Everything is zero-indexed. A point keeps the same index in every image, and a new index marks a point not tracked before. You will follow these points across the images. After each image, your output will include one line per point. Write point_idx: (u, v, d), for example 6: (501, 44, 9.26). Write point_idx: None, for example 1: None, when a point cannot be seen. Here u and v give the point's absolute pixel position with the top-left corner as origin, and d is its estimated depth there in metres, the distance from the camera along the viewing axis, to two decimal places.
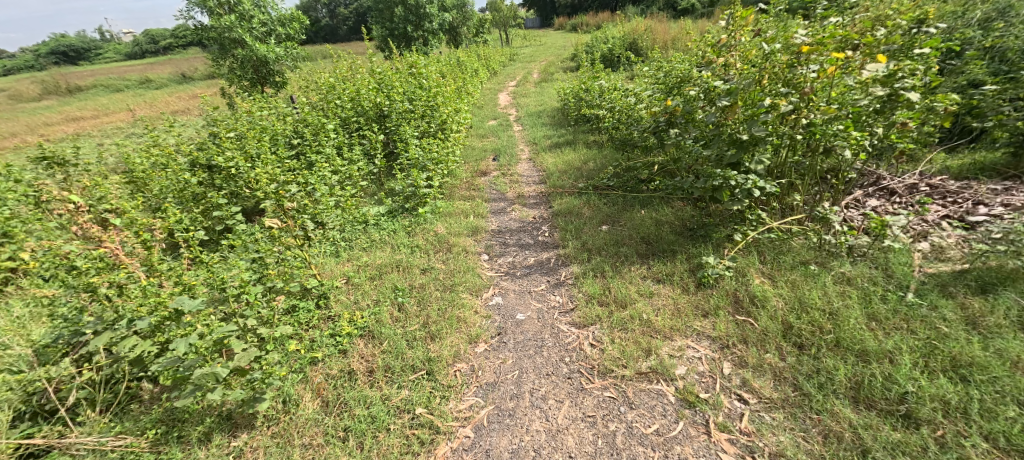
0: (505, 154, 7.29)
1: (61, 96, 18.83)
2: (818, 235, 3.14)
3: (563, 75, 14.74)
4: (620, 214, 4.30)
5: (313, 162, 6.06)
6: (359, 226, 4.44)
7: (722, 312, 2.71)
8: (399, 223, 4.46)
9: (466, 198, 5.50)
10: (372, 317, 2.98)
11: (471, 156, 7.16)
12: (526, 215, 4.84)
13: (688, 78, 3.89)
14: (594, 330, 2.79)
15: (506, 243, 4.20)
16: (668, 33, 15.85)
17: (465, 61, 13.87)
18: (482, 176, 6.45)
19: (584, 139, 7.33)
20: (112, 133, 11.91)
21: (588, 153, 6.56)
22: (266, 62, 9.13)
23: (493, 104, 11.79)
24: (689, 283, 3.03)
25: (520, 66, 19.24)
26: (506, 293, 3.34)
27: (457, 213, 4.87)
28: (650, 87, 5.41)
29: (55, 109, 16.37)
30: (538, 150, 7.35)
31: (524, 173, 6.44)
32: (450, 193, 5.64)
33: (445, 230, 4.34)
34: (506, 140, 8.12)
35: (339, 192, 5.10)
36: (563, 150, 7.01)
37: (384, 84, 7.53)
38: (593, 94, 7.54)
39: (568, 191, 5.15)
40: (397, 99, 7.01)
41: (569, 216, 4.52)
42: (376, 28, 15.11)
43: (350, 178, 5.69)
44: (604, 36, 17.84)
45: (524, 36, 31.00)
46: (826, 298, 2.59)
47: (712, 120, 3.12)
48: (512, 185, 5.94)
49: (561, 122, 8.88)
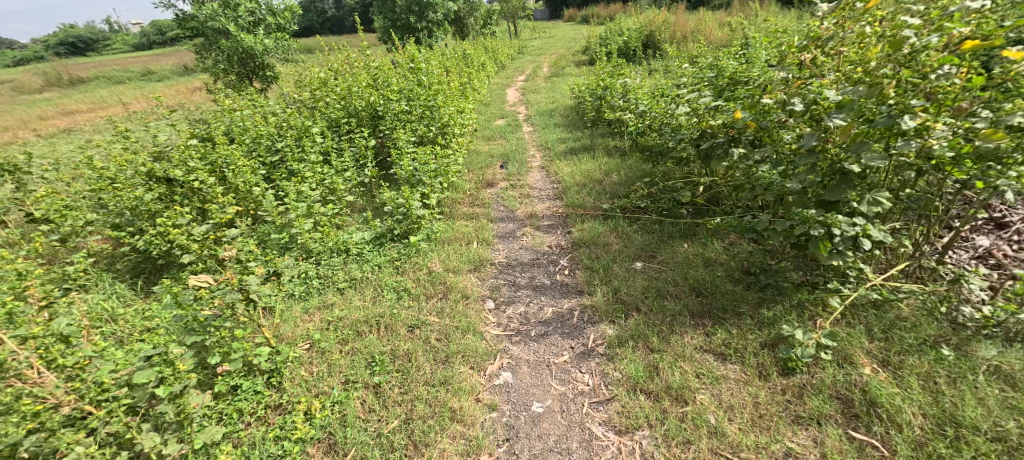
0: (513, 161, 6.49)
1: (62, 88, 18.28)
2: (943, 301, 2.32)
3: (575, 70, 13.86)
4: (659, 249, 3.49)
5: (295, 172, 5.29)
6: (339, 257, 3.68)
7: (827, 423, 1.94)
8: (387, 254, 3.68)
9: (468, 217, 4.70)
10: (337, 408, 2.23)
11: (474, 164, 6.35)
12: (540, 242, 4.03)
13: (754, 84, 3.03)
14: (642, 441, 2.01)
15: (516, 284, 3.39)
16: (687, 27, 14.92)
17: (471, 54, 13.00)
18: (486, 188, 5.64)
19: (603, 144, 6.49)
20: (101, 127, 11.24)
21: (610, 162, 5.73)
22: (254, 54, 8.35)
23: (500, 101, 10.96)
24: (770, 365, 2.24)
25: (528, 59, 18.35)
26: (517, 364, 2.56)
27: (458, 239, 4.09)
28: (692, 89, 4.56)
29: (51, 101, 15.80)
30: (551, 156, 6.53)
31: (535, 185, 5.64)
32: (450, 211, 4.86)
33: (442, 265, 3.56)
34: (515, 143, 7.31)
35: (320, 213, 4.34)
36: (580, 157, 6.19)
37: (379, 81, 6.74)
38: (614, 94, 6.67)
39: (590, 212, 4.34)
40: (393, 98, 6.20)
41: (594, 246, 3.72)
42: (378, 19, 14.30)
43: (335, 193, 4.93)
44: (619, 27, 16.87)
45: (532, 27, 30.01)
46: (983, 414, 1.81)
47: (810, 147, 2.20)
48: (522, 200, 5.12)
49: (576, 123, 8.02)
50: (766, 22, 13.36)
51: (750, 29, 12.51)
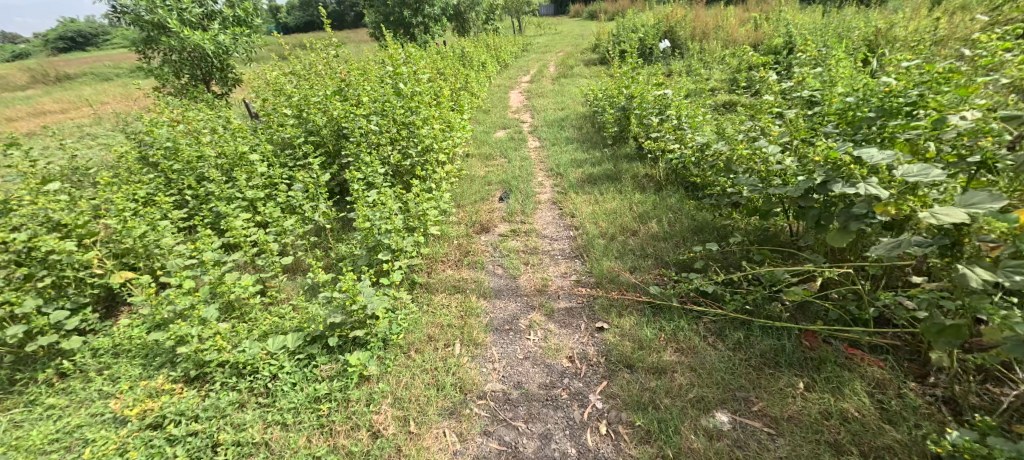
0: (515, 191, 5.13)
1: (42, 84, 17.00)
2: None
3: (586, 71, 12.41)
4: (752, 387, 2.16)
5: (225, 219, 3.96)
6: (241, 388, 2.35)
7: None
8: (315, 385, 2.34)
9: (452, 290, 3.35)
10: None
11: (466, 196, 4.97)
12: (556, 347, 2.69)
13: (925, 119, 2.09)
14: None
15: (520, 455, 2.05)
16: (711, 23, 13.43)
17: (470, 51, 11.53)
18: (480, 234, 4.26)
19: (630, 170, 5.12)
20: (54, 128, 9.83)
21: (643, 201, 4.35)
22: (205, 54, 6.89)
23: (501, 107, 9.57)
24: None
25: (534, 58, 16.88)
26: None
27: (432, 342, 2.75)
28: (780, 122, 3.15)
29: (23, 98, 14.49)
30: (563, 185, 5.16)
31: (545, 229, 4.28)
32: (428, 275, 3.51)
33: (398, 412, 2.23)
34: (520, 164, 5.96)
35: (235, 293, 2.98)
36: (601, 190, 4.82)
37: (351, 90, 5.36)
38: (645, 108, 5.26)
39: (627, 290, 3.00)
40: (362, 113, 4.84)
41: (642, 368, 2.37)
42: (369, 14, 12.92)
43: (269, 252, 3.56)
44: (633, 22, 15.34)
45: (537, 22, 28.42)
46: None
47: None
48: (528, 258, 3.74)
49: (592, 139, 6.62)
50: (801, 19, 11.92)
51: (782, 27, 11.14)
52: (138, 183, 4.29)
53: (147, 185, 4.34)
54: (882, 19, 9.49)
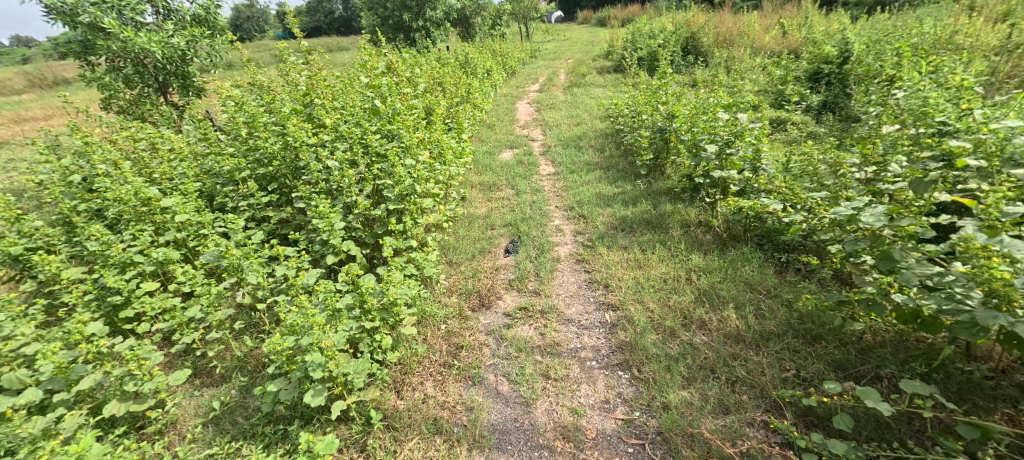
0: (526, 240, 3.92)
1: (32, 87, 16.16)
2: None
3: (602, 81, 11.21)
4: None
5: (115, 297, 2.78)
6: None
7: None
8: None
9: (432, 430, 2.16)
10: None
11: (461, 248, 3.77)
12: None
13: None
14: None
15: None
16: (738, 28, 12.18)
17: (474, 58, 10.37)
18: (478, 312, 3.03)
19: (675, 214, 3.90)
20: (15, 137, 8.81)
21: (704, 267, 3.13)
22: (155, 60, 5.73)
23: (508, 121, 8.39)
24: None
25: (543, 65, 15.73)
26: None
27: None
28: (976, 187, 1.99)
29: (10, 103, 13.64)
30: (588, 233, 3.94)
31: (568, 304, 3.04)
32: (397, 399, 2.33)
33: None
34: (531, 199, 4.77)
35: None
36: (640, 244, 3.59)
37: (316, 107, 4.19)
38: (696, 134, 4.04)
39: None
40: (324, 141, 3.66)
41: None
42: (366, 17, 11.88)
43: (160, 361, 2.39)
44: (651, 28, 14.14)
45: (546, 29, 27.43)
46: None
47: None
48: (547, 363, 2.52)
49: (619, 166, 5.41)
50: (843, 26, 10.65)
51: (822, 32, 9.85)
52: (14, 237, 3.15)
53: (27, 241, 3.17)
54: (944, 23, 8.21)
